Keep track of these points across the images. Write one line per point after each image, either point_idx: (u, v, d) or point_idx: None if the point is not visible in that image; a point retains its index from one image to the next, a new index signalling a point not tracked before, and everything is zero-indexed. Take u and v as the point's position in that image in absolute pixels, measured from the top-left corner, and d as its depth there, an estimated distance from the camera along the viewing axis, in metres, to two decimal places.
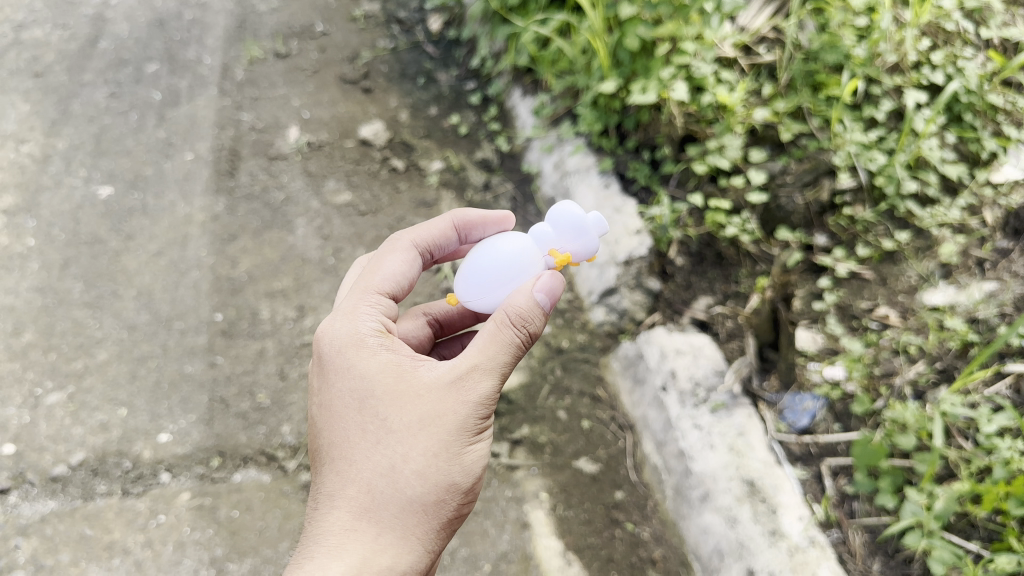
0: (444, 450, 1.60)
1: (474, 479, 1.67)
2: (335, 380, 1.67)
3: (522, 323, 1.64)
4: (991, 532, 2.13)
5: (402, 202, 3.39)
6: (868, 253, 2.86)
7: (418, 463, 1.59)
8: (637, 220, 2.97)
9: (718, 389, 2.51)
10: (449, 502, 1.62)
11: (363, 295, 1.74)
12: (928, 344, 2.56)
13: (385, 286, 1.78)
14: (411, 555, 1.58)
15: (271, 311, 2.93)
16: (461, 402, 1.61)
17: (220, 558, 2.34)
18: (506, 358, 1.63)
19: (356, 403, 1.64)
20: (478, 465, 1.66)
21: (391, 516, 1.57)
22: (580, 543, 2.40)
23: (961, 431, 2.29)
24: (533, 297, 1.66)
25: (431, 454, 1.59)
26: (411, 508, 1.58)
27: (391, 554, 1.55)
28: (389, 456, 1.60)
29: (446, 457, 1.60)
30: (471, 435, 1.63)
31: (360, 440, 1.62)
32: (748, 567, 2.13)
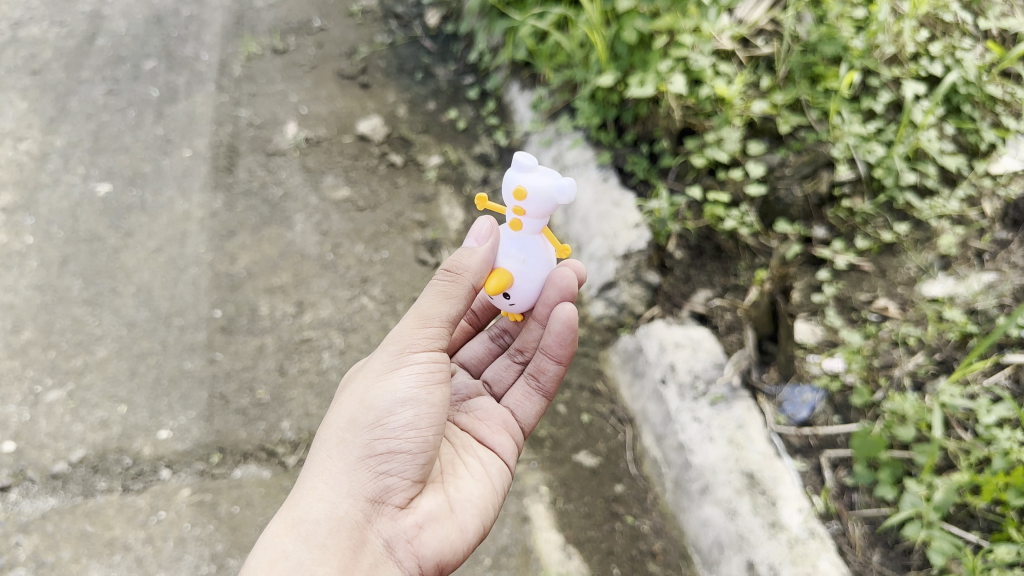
0: (350, 402, 1.84)
1: (385, 413, 1.77)
2: None
3: (447, 269, 1.88)
4: (991, 523, 2.12)
5: (401, 197, 3.38)
6: (866, 245, 2.86)
7: (332, 423, 1.85)
8: (635, 213, 2.99)
9: (717, 382, 2.51)
10: (354, 440, 1.77)
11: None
12: (927, 335, 2.55)
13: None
14: (320, 499, 1.74)
15: (270, 307, 2.92)
16: (381, 356, 1.86)
17: (221, 554, 2.34)
18: (427, 306, 1.85)
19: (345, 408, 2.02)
20: (384, 399, 1.77)
21: (311, 472, 1.80)
22: (580, 536, 2.40)
23: (960, 422, 2.29)
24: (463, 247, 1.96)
25: (342, 411, 1.84)
26: (322, 458, 1.80)
27: (304, 503, 1.75)
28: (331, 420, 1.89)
29: (360, 400, 1.81)
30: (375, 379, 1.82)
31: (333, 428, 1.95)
32: (748, 559, 2.14)
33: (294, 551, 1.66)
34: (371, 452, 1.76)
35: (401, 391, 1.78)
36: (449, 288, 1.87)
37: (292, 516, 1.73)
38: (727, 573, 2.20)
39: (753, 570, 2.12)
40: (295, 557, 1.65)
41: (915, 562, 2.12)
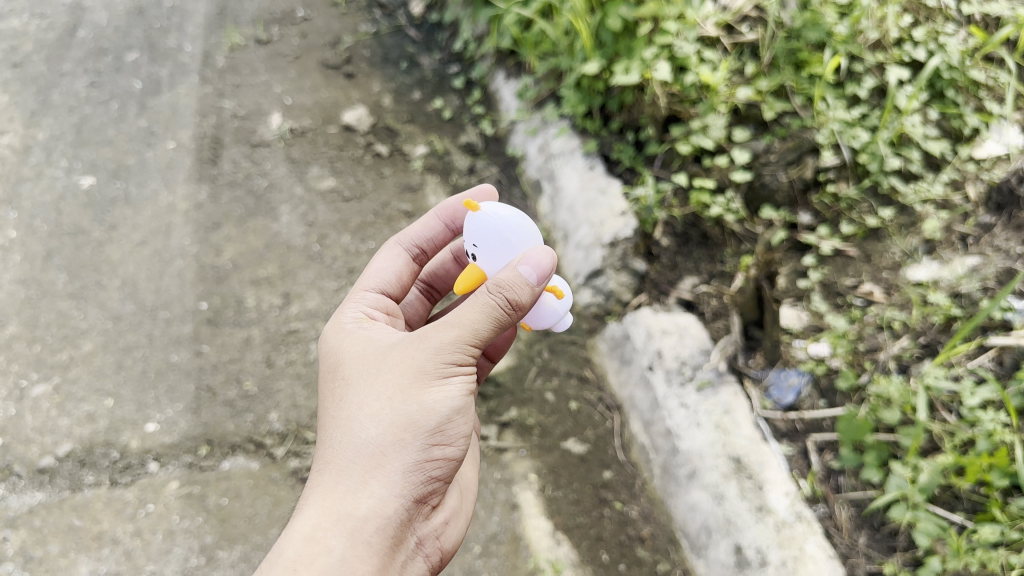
0: (400, 394, 1.67)
1: (444, 421, 1.67)
2: (334, 357, 1.86)
3: (501, 290, 1.63)
4: (975, 504, 2.12)
5: (387, 187, 3.37)
6: (851, 231, 2.87)
7: (377, 412, 1.67)
8: (621, 202, 3.00)
9: (703, 368, 2.52)
10: (409, 443, 1.65)
11: (358, 292, 2.05)
12: (911, 319, 2.55)
13: (371, 284, 2.08)
14: (369, 497, 1.63)
15: (256, 299, 2.91)
16: (421, 349, 1.68)
17: (210, 546, 2.34)
18: (482, 321, 1.64)
19: (345, 369, 1.81)
20: (445, 407, 1.66)
21: (354, 463, 1.66)
22: (569, 523, 2.41)
23: (945, 405, 2.27)
24: (516, 270, 1.66)
25: (390, 403, 1.67)
26: (369, 454, 1.65)
27: (349, 497, 1.63)
28: (355, 403, 1.71)
29: (409, 398, 1.66)
30: (432, 381, 1.66)
31: (341, 397, 1.76)
32: (736, 543, 2.16)
33: (340, 549, 1.58)
34: (425, 458, 1.67)
35: (458, 401, 1.68)
36: (497, 308, 1.64)
37: (336, 513, 1.62)
38: (714, 557, 2.21)
39: (741, 553, 2.14)
40: (340, 555, 1.57)
41: (902, 543, 2.12)
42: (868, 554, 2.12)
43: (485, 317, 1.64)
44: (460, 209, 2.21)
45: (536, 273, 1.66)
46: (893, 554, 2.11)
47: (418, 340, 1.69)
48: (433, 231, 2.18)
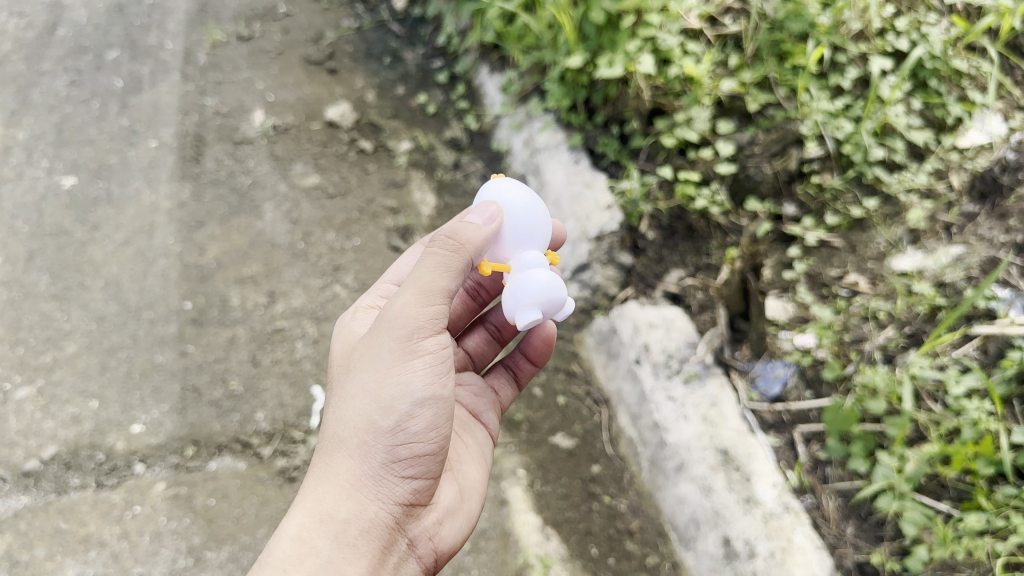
0: (364, 394, 1.69)
1: (404, 418, 1.66)
2: (330, 368, 1.93)
3: (448, 238, 1.67)
4: (961, 492, 2.12)
5: (372, 183, 3.36)
6: (836, 221, 2.88)
7: (346, 415, 1.71)
8: (607, 195, 3.01)
9: (690, 360, 2.53)
10: (375, 443, 1.67)
11: (378, 285, 2.17)
12: (897, 309, 2.56)
13: (392, 277, 2.19)
14: (348, 500, 1.66)
15: (241, 298, 2.89)
16: (381, 345, 1.69)
17: (198, 547, 2.33)
18: (427, 286, 1.64)
19: (332, 379, 1.86)
20: (403, 401, 1.66)
21: (333, 467, 1.69)
22: (558, 518, 2.41)
23: (930, 394, 2.28)
24: (465, 218, 1.75)
25: (358, 404, 1.69)
26: (343, 456, 1.69)
27: (328, 499, 1.66)
28: (334, 409, 1.76)
29: (373, 395, 1.67)
30: (392, 377, 1.67)
31: (328, 405, 1.81)
32: (724, 535, 2.16)
33: (326, 552, 1.60)
34: (394, 455, 1.68)
35: (419, 392, 1.66)
36: (445, 257, 1.66)
37: (317, 516, 1.65)
38: (703, 549, 2.21)
39: (729, 545, 2.14)
40: (325, 557, 1.60)
41: (889, 533, 2.12)
42: (856, 545, 2.13)
43: (427, 288, 1.65)
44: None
45: (482, 218, 1.75)
46: (880, 544, 2.11)
47: (376, 338, 1.72)
48: None
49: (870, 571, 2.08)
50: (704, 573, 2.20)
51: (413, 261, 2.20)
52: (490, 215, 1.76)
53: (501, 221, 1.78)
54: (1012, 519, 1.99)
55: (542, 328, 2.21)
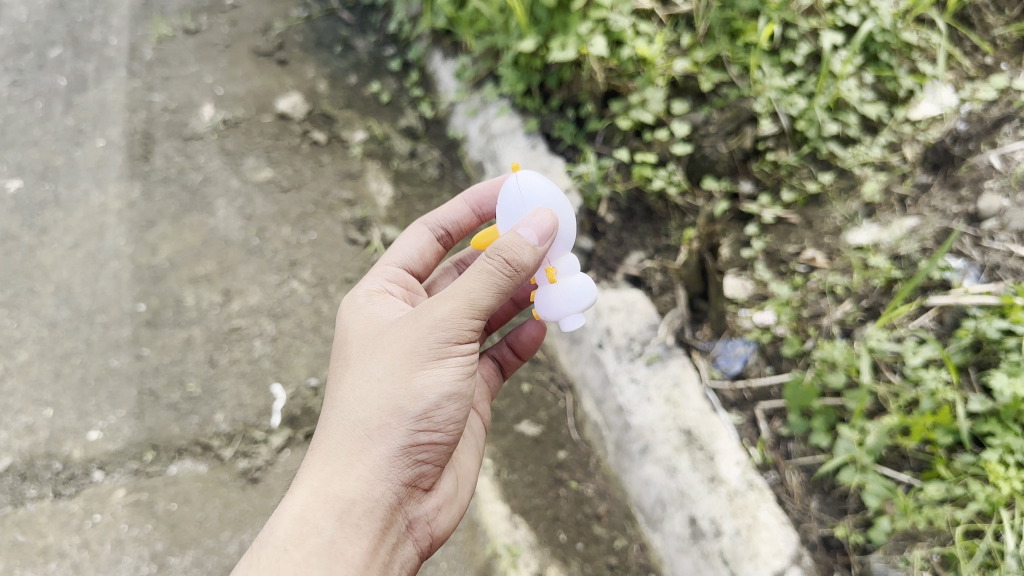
0: (391, 377, 1.67)
1: (429, 410, 1.66)
2: (346, 341, 1.89)
3: (500, 255, 1.58)
4: (922, 462, 2.11)
5: (327, 174, 3.30)
6: (792, 198, 2.89)
7: (366, 395, 1.69)
8: (564, 179, 3.03)
9: (651, 342, 2.53)
10: (393, 429, 1.65)
11: (381, 267, 2.13)
12: (853, 283, 2.55)
13: (395, 259, 2.16)
14: (357, 480, 1.64)
15: (196, 298, 2.84)
16: (412, 334, 1.67)
17: (161, 553, 2.29)
18: (478, 293, 1.59)
19: (350, 354, 1.83)
20: (430, 394, 1.65)
21: (346, 446, 1.67)
22: (526, 505, 2.40)
23: (889, 366, 2.27)
24: (517, 231, 1.61)
25: (382, 388, 1.67)
26: (357, 436, 1.67)
27: (337, 478, 1.64)
28: (350, 386, 1.73)
29: (398, 381, 1.66)
30: (420, 367, 1.65)
31: (343, 379, 1.79)
32: (690, 515, 2.17)
33: (329, 531, 1.59)
34: (410, 444, 1.67)
35: (444, 388, 1.66)
36: (497, 274, 1.59)
37: (323, 494, 1.63)
38: (670, 529, 2.22)
39: (695, 525, 2.15)
40: (329, 537, 1.59)
41: (852, 506, 2.12)
42: (820, 519, 2.14)
43: (479, 292, 1.60)
44: (486, 193, 2.19)
45: (537, 235, 1.62)
46: (844, 517, 2.12)
47: (411, 326, 1.70)
48: (458, 215, 2.22)
49: (834, 545, 2.09)
50: (672, 553, 2.21)
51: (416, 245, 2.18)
52: (545, 231, 1.64)
53: (552, 236, 1.68)
54: (971, 487, 1.96)
55: (530, 326, 2.21)
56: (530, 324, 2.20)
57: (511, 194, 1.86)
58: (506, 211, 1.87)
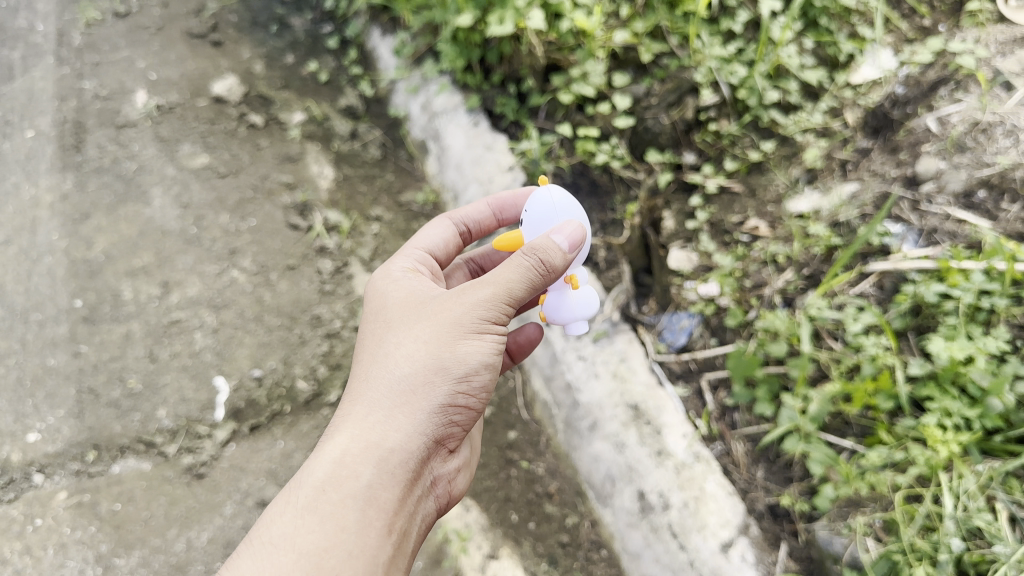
0: (435, 339, 1.63)
1: (471, 375, 1.64)
2: (380, 299, 1.83)
3: (535, 252, 1.62)
4: (865, 428, 2.09)
5: (265, 158, 3.21)
6: (734, 167, 2.88)
7: (410, 354, 1.65)
8: (508, 156, 3.01)
9: (597, 319, 2.53)
10: (434, 389, 1.62)
11: (406, 250, 1.99)
12: (794, 252, 2.53)
13: (420, 244, 2.02)
14: (397, 431, 1.60)
15: (134, 291, 2.75)
16: (459, 303, 1.65)
17: (106, 554, 2.23)
18: (518, 281, 1.61)
19: (386, 313, 1.78)
20: (474, 360, 1.63)
21: (385, 398, 1.63)
22: (477, 488, 2.39)
23: (830, 333, 2.27)
24: (551, 237, 1.66)
25: (427, 346, 1.63)
26: (399, 391, 1.63)
27: (377, 428, 1.60)
28: (390, 345, 1.68)
29: (444, 344, 1.63)
30: (464, 333, 1.63)
31: (381, 335, 1.73)
32: (639, 490, 2.19)
33: (367, 476, 1.55)
34: (449, 404, 1.65)
35: (487, 357, 1.65)
36: (535, 272, 1.62)
37: (362, 440, 1.59)
38: (619, 505, 2.22)
39: (643, 499, 2.17)
40: (367, 481, 1.54)
41: (797, 474, 2.12)
42: (767, 488, 2.15)
43: (520, 280, 1.61)
44: (512, 202, 2.15)
45: (570, 242, 1.66)
46: (790, 485, 2.12)
47: (457, 295, 1.67)
48: (481, 215, 2.13)
49: (781, 514, 2.09)
50: (622, 528, 2.20)
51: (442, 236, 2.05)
52: (574, 238, 1.68)
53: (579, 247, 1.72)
54: (910, 450, 1.91)
55: (529, 327, 2.06)
56: (530, 325, 2.05)
57: (542, 204, 1.81)
58: (532, 220, 1.82)
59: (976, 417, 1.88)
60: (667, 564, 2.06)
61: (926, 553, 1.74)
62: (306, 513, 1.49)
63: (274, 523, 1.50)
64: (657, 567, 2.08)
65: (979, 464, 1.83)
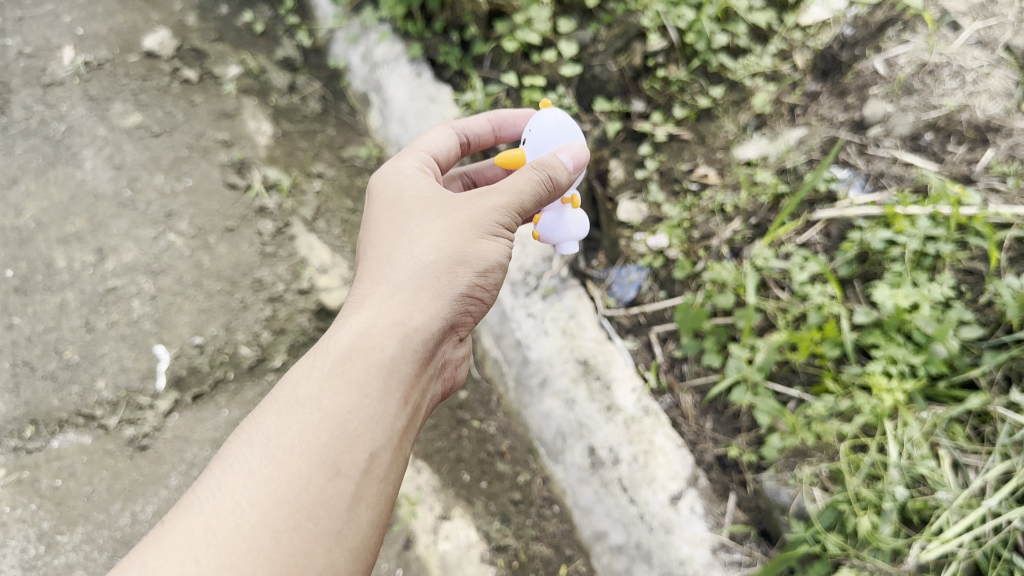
0: (457, 232, 1.60)
1: (488, 272, 1.62)
2: (388, 185, 1.74)
3: (545, 168, 1.65)
4: (811, 376, 2.09)
5: (200, 115, 3.05)
6: (683, 114, 2.80)
7: (433, 240, 1.59)
8: (452, 108, 2.92)
9: (547, 275, 2.50)
10: (455, 279, 1.59)
11: (411, 150, 1.87)
12: (741, 201, 2.49)
13: (424, 147, 1.90)
14: (421, 310, 1.54)
15: (67, 259, 2.64)
16: (479, 202, 1.62)
17: (48, 531, 2.18)
18: (529, 190, 1.62)
19: (396, 200, 1.70)
20: (493, 257, 1.61)
21: (409, 277, 1.57)
22: (428, 449, 2.36)
23: (777, 282, 2.23)
24: (559, 156, 1.70)
25: (448, 235, 1.59)
26: (423, 273, 1.57)
27: (402, 307, 1.53)
28: (411, 232, 1.62)
29: (467, 237, 1.60)
30: (482, 231, 1.61)
31: (394, 223, 1.66)
32: (589, 445, 2.20)
33: (392, 349, 1.48)
34: (467, 295, 1.62)
35: (502, 258, 1.63)
36: (541, 179, 1.64)
37: (386, 316, 1.52)
38: (571, 461, 2.23)
39: (594, 455, 2.19)
40: (393, 354, 1.47)
41: (745, 424, 2.13)
42: (715, 439, 2.15)
43: (532, 188, 1.63)
44: (511, 120, 2.12)
45: (575, 161, 1.70)
46: (737, 436, 2.12)
47: (473, 194, 1.65)
48: (481, 129, 2.07)
49: (729, 464, 2.11)
50: (573, 484, 2.21)
51: (447, 144, 1.95)
52: (579, 158, 1.73)
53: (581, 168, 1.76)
54: (856, 399, 1.90)
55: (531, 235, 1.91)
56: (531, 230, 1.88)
57: (549, 125, 1.80)
58: (536, 141, 1.81)
59: (921, 363, 1.87)
60: (618, 519, 2.09)
61: (871, 503, 1.75)
62: (332, 378, 1.42)
63: (294, 391, 1.42)
64: (609, 521, 2.11)
65: (923, 411, 1.84)
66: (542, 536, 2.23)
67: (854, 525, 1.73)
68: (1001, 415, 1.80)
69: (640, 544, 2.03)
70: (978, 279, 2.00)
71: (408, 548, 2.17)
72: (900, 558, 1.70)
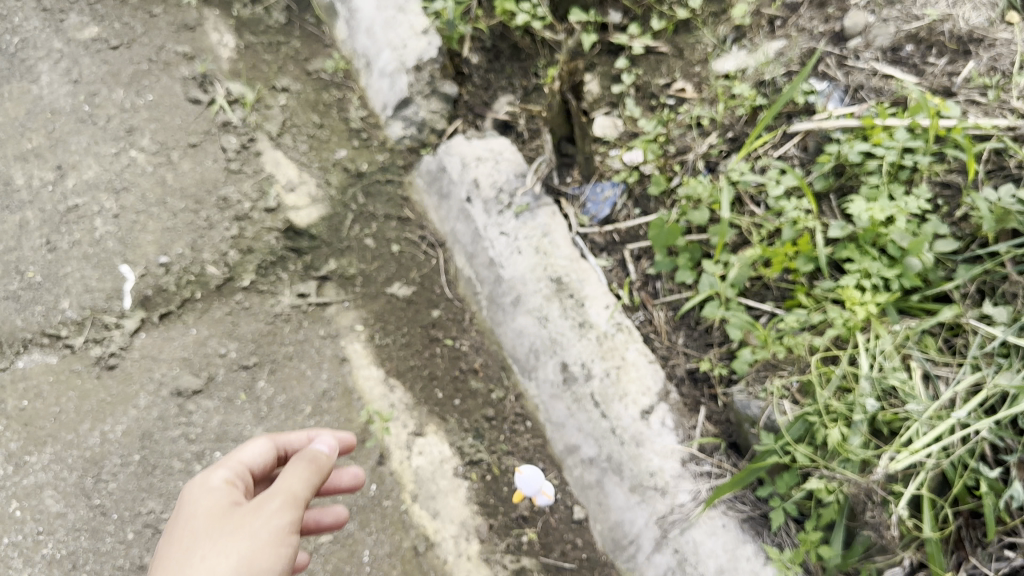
0: (241, 531, 1.39)
1: (264, 548, 1.38)
2: (188, 499, 1.50)
3: (321, 472, 1.57)
4: (784, 291, 2.07)
5: (160, 27, 2.89)
6: (661, 26, 2.71)
7: (212, 557, 1.35)
8: (421, 19, 2.78)
9: (520, 192, 2.44)
10: (228, 545, 1.38)
11: (222, 461, 1.62)
12: (719, 114, 2.43)
13: (235, 456, 1.65)
14: (201, 558, 1.35)
15: (26, 177, 2.56)
16: (262, 519, 1.41)
17: (16, 453, 2.15)
18: (304, 482, 1.50)
19: (203, 512, 1.46)
20: (281, 549, 1.40)
21: (197, 528, 1.42)
22: (401, 368, 2.38)
23: (752, 198, 2.19)
24: (318, 444, 1.64)
25: (236, 555, 1.35)
26: (191, 556, 1.37)
27: (200, 556, 1.36)
28: (195, 551, 1.37)
29: (258, 549, 1.37)
30: (276, 541, 1.40)
31: (189, 539, 1.41)
32: (562, 362, 2.21)
33: (193, 565, 1.34)
34: (273, 537, 1.40)
35: (278, 527, 1.42)
36: (313, 473, 1.54)
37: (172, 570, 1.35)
38: (543, 377, 2.26)
39: (566, 371, 2.19)
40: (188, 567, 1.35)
41: (716, 340, 2.12)
42: (686, 354, 2.15)
43: (303, 479, 1.50)
44: None
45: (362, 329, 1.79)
46: (709, 351, 2.11)
47: (251, 503, 1.44)
48: None
49: (700, 378, 2.11)
50: (546, 399, 2.24)
51: None
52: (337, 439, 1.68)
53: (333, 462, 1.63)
54: (828, 313, 1.90)
55: None
56: None
57: None
58: None
59: (895, 277, 1.86)
60: (589, 432, 2.12)
61: (840, 414, 1.74)
62: None
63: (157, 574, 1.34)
64: (580, 435, 2.15)
65: (896, 324, 1.83)
66: (515, 450, 2.25)
67: (823, 437, 1.73)
68: (973, 327, 1.79)
69: (611, 457, 2.07)
70: (955, 192, 1.97)
71: (382, 464, 2.21)
72: (869, 469, 1.68)
